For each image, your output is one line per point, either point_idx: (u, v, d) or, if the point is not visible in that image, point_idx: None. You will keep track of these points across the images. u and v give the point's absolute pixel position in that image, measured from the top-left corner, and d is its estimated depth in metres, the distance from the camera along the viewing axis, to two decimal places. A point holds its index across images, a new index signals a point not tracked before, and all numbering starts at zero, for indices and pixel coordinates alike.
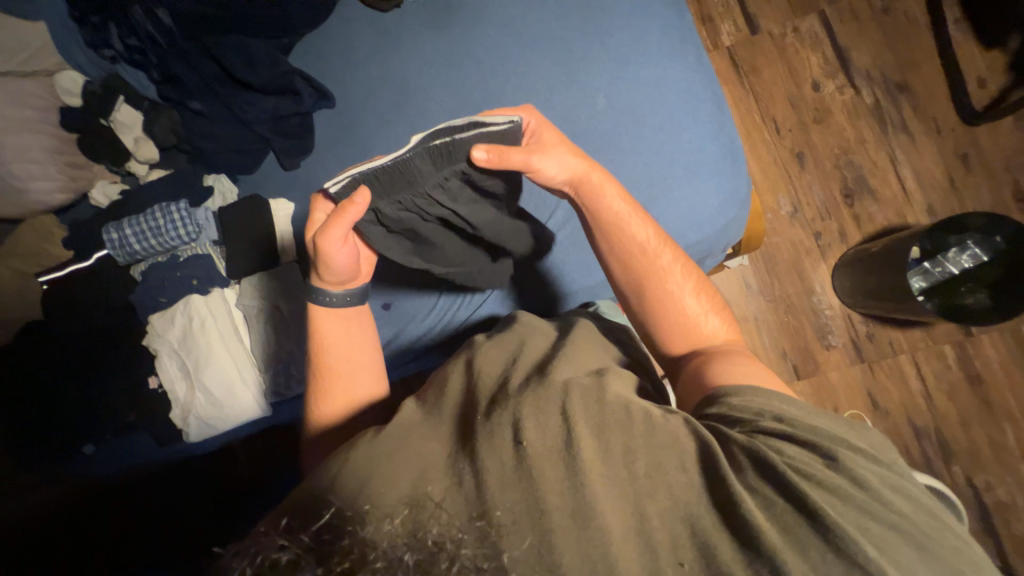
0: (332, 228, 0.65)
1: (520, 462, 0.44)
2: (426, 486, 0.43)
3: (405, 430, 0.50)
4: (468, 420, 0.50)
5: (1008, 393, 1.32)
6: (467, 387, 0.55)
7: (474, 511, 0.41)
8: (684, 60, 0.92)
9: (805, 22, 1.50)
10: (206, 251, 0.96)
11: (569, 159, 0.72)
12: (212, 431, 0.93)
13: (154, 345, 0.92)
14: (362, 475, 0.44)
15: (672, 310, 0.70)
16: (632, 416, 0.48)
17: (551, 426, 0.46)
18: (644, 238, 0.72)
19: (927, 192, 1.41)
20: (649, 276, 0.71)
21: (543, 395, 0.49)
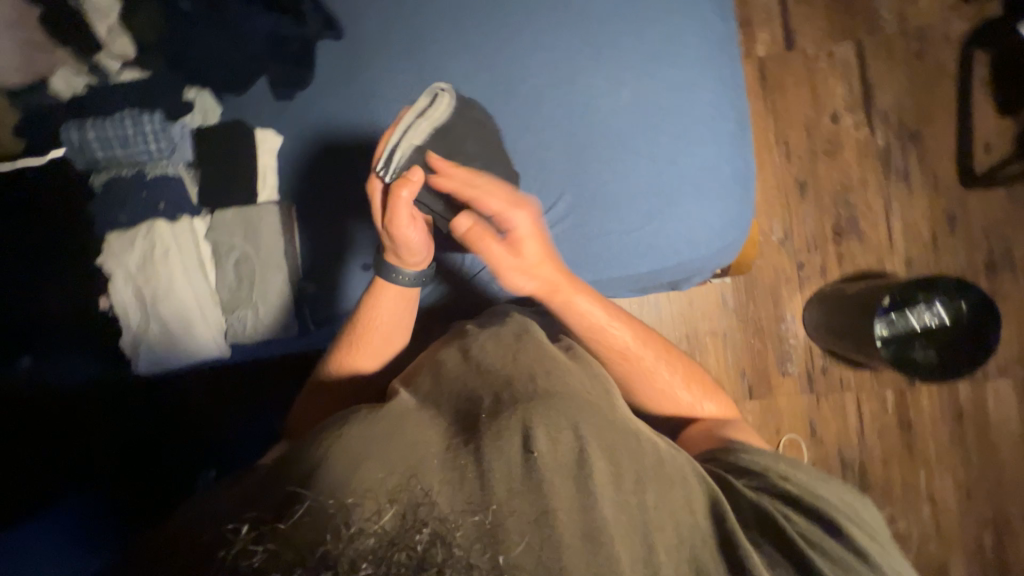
0: (398, 212, 0.65)
1: (529, 471, 0.43)
2: (423, 477, 0.41)
3: (399, 420, 0.49)
4: (471, 416, 0.49)
5: (930, 442, 1.43)
6: (465, 381, 0.54)
7: (466, 502, 0.40)
8: (719, 70, 0.88)
9: (841, 48, 1.46)
10: (178, 173, 0.88)
11: (542, 269, 0.72)
12: (165, 364, 0.88)
13: (109, 266, 0.85)
14: (347, 463, 0.43)
15: (664, 403, 0.72)
16: (643, 447, 0.50)
17: (562, 439, 0.46)
18: (622, 343, 0.71)
19: (911, 244, 1.45)
20: (633, 374, 0.71)
21: (552, 407, 0.48)
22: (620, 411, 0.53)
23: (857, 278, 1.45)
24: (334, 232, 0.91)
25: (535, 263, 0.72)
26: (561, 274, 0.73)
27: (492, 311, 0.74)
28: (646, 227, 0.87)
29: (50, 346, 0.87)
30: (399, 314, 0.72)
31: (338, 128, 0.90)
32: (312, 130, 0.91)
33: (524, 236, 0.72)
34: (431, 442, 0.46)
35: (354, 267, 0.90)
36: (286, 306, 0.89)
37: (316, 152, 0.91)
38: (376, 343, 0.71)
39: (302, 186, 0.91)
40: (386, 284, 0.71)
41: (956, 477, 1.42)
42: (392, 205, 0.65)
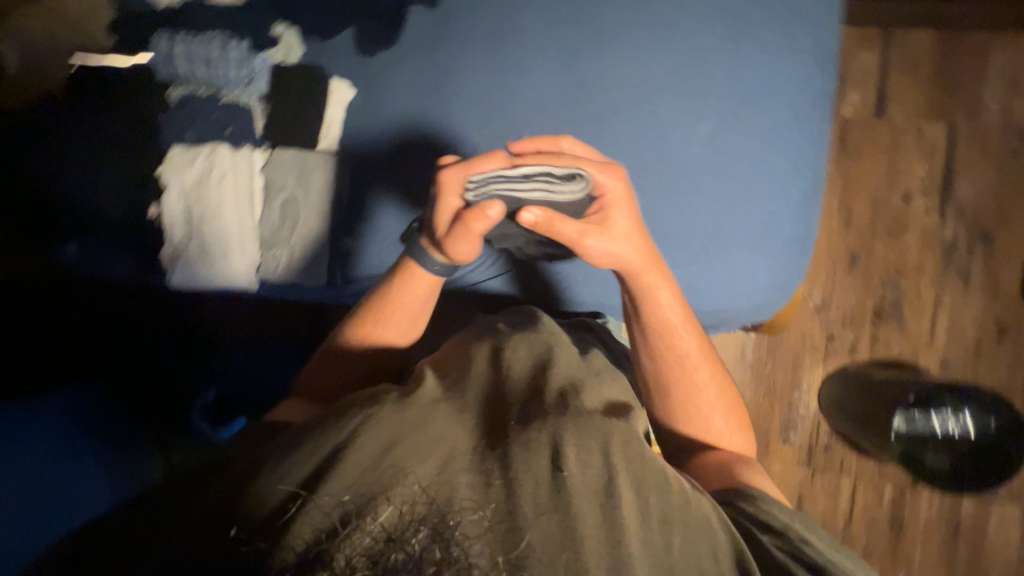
0: (462, 241, 0.64)
1: (557, 490, 0.44)
2: (453, 476, 0.43)
3: (430, 407, 0.49)
4: (500, 418, 0.49)
5: (917, 547, 1.38)
6: (493, 384, 0.54)
7: (491, 502, 0.42)
8: (805, 125, 0.85)
9: (932, 128, 1.39)
10: (249, 105, 0.90)
11: (626, 249, 0.66)
12: (195, 283, 0.90)
13: (166, 178, 0.88)
14: (375, 450, 0.44)
15: (692, 422, 0.72)
16: (672, 486, 0.49)
17: (593, 463, 0.46)
18: (682, 352, 0.70)
19: (952, 345, 1.38)
20: (679, 385, 0.71)
21: (586, 425, 0.48)
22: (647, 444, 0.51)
23: (887, 365, 1.39)
24: (383, 194, 0.90)
25: (624, 238, 0.66)
26: (650, 261, 0.68)
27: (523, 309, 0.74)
28: (691, 265, 0.84)
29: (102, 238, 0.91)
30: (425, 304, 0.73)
31: (411, 95, 0.90)
32: (386, 91, 0.91)
33: (616, 214, 0.65)
34: (459, 428, 0.47)
35: (394, 234, 0.90)
36: (319, 256, 0.90)
37: (383, 113, 0.91)
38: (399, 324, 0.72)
39: (361, 142, 0.91)
40: (418, 272, 0.71)
41: None
42: (460, 232, 0.63)
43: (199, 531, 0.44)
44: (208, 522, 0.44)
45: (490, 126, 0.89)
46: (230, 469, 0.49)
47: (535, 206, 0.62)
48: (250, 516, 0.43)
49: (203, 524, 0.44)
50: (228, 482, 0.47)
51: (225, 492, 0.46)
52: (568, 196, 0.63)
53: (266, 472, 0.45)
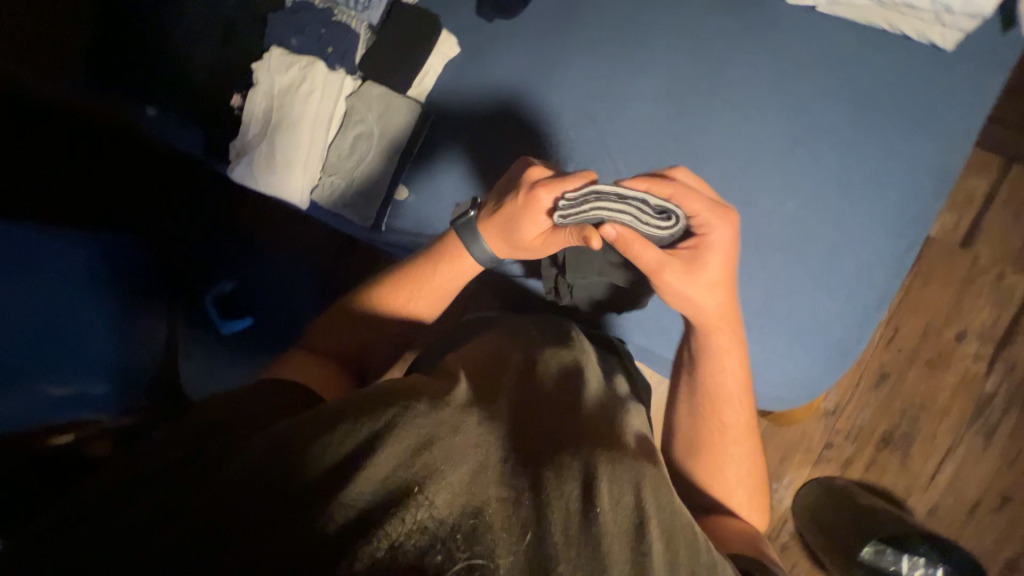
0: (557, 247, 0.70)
1: (588, 528, 0.38)
2: (478, 482, 0.39)
3: (459, 409, 0.46)
4: (530, 435, 0.46)
5: None
6: (524, 392, 0.52)
7: (523, 520, 0.38)
8: (894, 237, 0.80)
9: (1015, 276, 1.32)
10: (358, 30, 0.90)
11: (707, 300, 0.65)
12: (251, 184, 0.91)
13: (258, 75, 0.88)
14: (408, 444, 0.40)
15: (716, 488, 0.69)
16: (708, 561, 0.42)
17: (624, 503, 0.41)
18: (722, 421, 0.70)
19: (948, 496, 1.32)
20: (711, 450, 0.69)
21: (620, 463, 0.44)
22: (673, 495, 0.45)
23: (872, 491, 1.34)
24: (453, 160, 0.89)
25: (710, 287, 0.64)
26: (724, 317, 0.67)
27: (552, 321, 0.73)
28: None
29: (180, 109, 0.93)
30: (455, 280, 0.75)
31: (511, 72, 0.89)
32: (491, 60, 0.90)
33: (711, 261, 0.63)
34: (488, 432, 0.44)
35: (450, 200, 0.89)
36: (372, 198, 0.89)
37: (479, 80, 0.90)
38: (424, 289, 0.75)
39: (449, 102, 0.90)
40: (458, 258, 0.74)
41: None
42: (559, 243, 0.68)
43: (204, 497, 0.38)
44: (218, 486, 0.38)
45: (578, 128, 0.87)
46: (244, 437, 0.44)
47: (618, 223, 0.61)
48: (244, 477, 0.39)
49: (204, 491, 0.38)
50: (240, 449, 0.42)
51: (238, 461, 0.40)
52: (659, 227, 0.61)
53: (290, 446, 0.40)
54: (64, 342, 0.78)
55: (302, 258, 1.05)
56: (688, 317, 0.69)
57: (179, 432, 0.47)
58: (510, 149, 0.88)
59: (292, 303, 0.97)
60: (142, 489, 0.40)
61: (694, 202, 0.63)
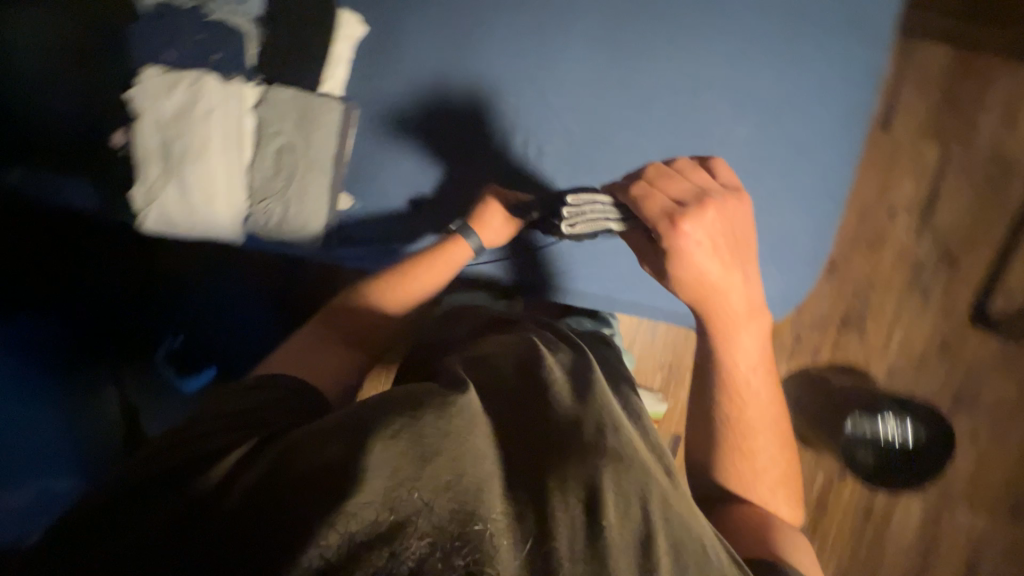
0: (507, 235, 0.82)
1: (592, 539, 0.40)
2: (482, 495, 0.40)
3: (470, 424, 0.45)
4: (540, 442, 0.46)
5: (835, 530, 1.49)
6: (535, 396, 0.51)
7: (529, 541, 0.39)
8: (839, 143, 0.83)
9: (929, 148, 1.43)
10: (241, 26, 0.77)
11: (721, 293, 0.63)
12: (171, 231, 0.79)
13: (139, 105, 0.75)
14: (411, 461, 0.41)
15: (739, 480, 0.66)
16: (709, 558, 0.44)
17: (630, 513, 0.43)
18: (739, 413, 0.67)
19: (900, 356, 1.49)
20: (733, 442, 0.67)
21: (627, 470, 0.45)
22: (679, 506, 0.47)
23: (840, 369, 1.48)
24: (398, 159, 0.83)
25: (713, 280, 0.63)
26: (737, 306, 0.65)
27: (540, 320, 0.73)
28: None
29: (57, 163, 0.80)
30: (450, 263, 0.77)
31: (432, 45, 0.81)
32: (408, 36, 0.81)
33: (704, 256, 0.62)
34: (491, 450, 0.45)
35: (399, 197, 0.84)
36: (316, 216, 0.81)
37: (400, 61, 0.82)
38: (421, 281, 0.74)
39: (371, 92, 0.82)
40: (458, 241, 0.78)
41: (841, 563, 1.49)
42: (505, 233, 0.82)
43: (221, 513, 0.41)
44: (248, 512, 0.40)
45: (518, 93, 0.82)
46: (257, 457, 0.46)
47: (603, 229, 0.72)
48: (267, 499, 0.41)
49: (227, 506, 0.41)
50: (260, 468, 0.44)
51: (252, 485, 0.42)
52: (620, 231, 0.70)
53: (296, 464, 0.42)
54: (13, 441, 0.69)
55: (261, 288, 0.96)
56: (698, 312, 0.65)
57: (202, 432, 0.51)
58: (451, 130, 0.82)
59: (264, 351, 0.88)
60: (178, 491, 0.44)
61: (654, 203, 0.63)
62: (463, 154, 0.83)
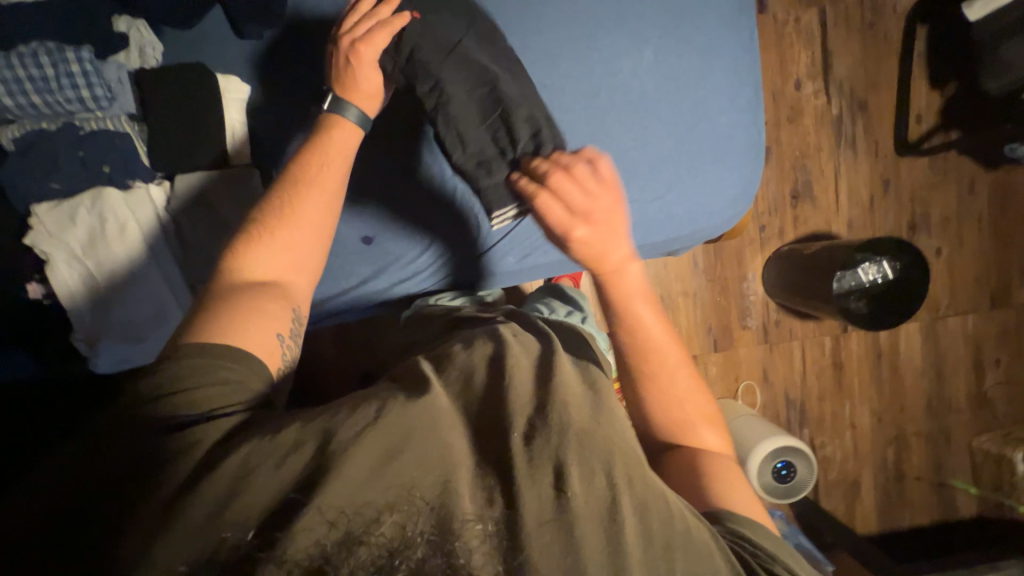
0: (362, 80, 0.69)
1: (561, 513, 0.41)
2: (452, 487, 0.41)
3: (437, 421, 0.45)
4: (500, 432, 0.45)
5: (858, 379, 1.59)
6: (490, 386, 0.49)
7: (495, 524, 0.40)
8: (737, 32, 0.84)
9: (807, 14, 1.51)
10: (122, 130, 0.71)
11: (609, 263, 0.60)
12: (132, 362, 0.74)
13: (40, 246, 0.67)
14: (374, 460, 0.42)
15: (660, 417, 0.62)
16: (672, 509, 0.45)
17: (596, 484, 0.43)
18: (639, 356, 0.61)
19: (852, 207, 1.58)
20: (642, 383, 0.62)
21: (591, 441, 0.45)
22: (650, 474, 0.47)
23: (806, 238, 1.57)
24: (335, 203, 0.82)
25: (600, 263, 0.61)
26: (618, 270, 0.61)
27: (511, 312, 0.74)
28: (667, 195, 0.84)
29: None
30: (344, 145, 0.66)
31: (324, 82, 0.79)
32: (298, 78, 0.78)
33: (597, 246, 0.60)
34: (458, 443, 0.44)
35: (353, 237, 0.83)
36: None
37: (299, 107, 0.79)
38: (313, 176, 0.63)
39: (280, 145, 0.80)
40: (340, 123, 0.68)
41: (873, 405, 1.59)
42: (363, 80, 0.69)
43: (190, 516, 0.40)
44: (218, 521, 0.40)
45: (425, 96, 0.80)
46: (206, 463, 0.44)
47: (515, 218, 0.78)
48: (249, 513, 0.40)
49: (183, 509, 0.41)
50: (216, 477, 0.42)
51: (205, 496, 0.41)
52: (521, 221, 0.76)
53: (253, 478, 0.42)
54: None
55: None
56: (592, 280, 0.62)
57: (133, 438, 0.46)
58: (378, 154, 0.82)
59: None
60: (122, 507, 0.42)
61: (550, 213, 0.59)
62: (397, 170, 0.83)
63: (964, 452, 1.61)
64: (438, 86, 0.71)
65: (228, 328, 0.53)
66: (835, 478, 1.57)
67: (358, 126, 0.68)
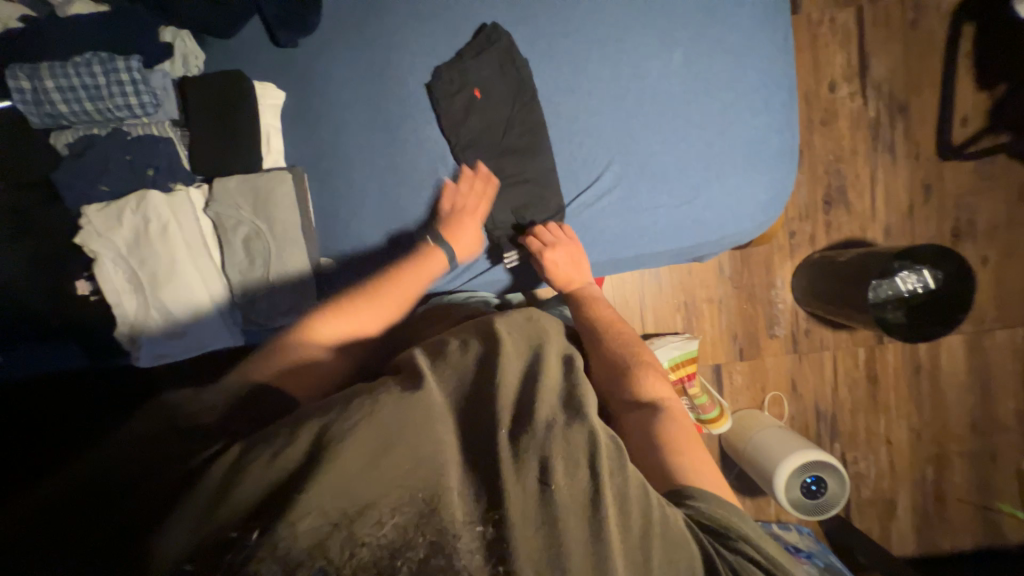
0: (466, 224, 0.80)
1: (546, 505, 0.43)
2: (443, 480, 0.42)
3: (427, 414, 0.45)
4: (491, 426, 0.46)
5: (894, 393, 1.52)
6: (479, 380, 0.51)
7: (479, 512, 0.42)
8: (771, 33, 0.82)
9: (843, 14, 1.46)
10: (165, 134, 0.74)
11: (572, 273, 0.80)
12: (170, 357, 0.77)
13: (90, 245, 0.71)
14: (368, 453, 0.42)
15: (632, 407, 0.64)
16: (649, 498, 0.47)
17: (578, 478, 0.45)
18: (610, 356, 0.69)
19: (890, 213, 1.52)
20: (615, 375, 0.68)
21: (573, 437, 0.47)
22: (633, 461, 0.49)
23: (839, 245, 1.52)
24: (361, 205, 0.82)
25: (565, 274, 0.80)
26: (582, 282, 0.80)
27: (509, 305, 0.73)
28: (695, 200, 0.82)
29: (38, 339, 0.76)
30: (425, 275, 0.76)
31: (355, 87, 0.80)
32: (331, 84, 0.80)
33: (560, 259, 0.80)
34: (449, 435, 0.45)
35: (379, 239, 0.83)
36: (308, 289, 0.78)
37: (332, 112, 0.81)
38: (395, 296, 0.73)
39: (312, 149, 0.81)
40: (436, 253, 0.77)
41: (911, 421, 1.52)
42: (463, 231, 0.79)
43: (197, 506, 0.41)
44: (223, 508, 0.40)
45: (453, 104, 0.80)
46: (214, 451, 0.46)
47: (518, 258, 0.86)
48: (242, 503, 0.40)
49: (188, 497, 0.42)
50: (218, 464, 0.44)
51: (206, 485, 0.42)
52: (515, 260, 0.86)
53: (247, 471, 0.42)
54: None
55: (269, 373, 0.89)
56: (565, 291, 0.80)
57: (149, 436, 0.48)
58: (404, 156, 0.82)
59: None
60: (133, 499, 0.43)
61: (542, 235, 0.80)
62: (423, 172, 0.83)
63: (1012, 474, 1.51)
64: (460, 121, 0.81)
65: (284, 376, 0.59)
66: (868, 496, 1.50)
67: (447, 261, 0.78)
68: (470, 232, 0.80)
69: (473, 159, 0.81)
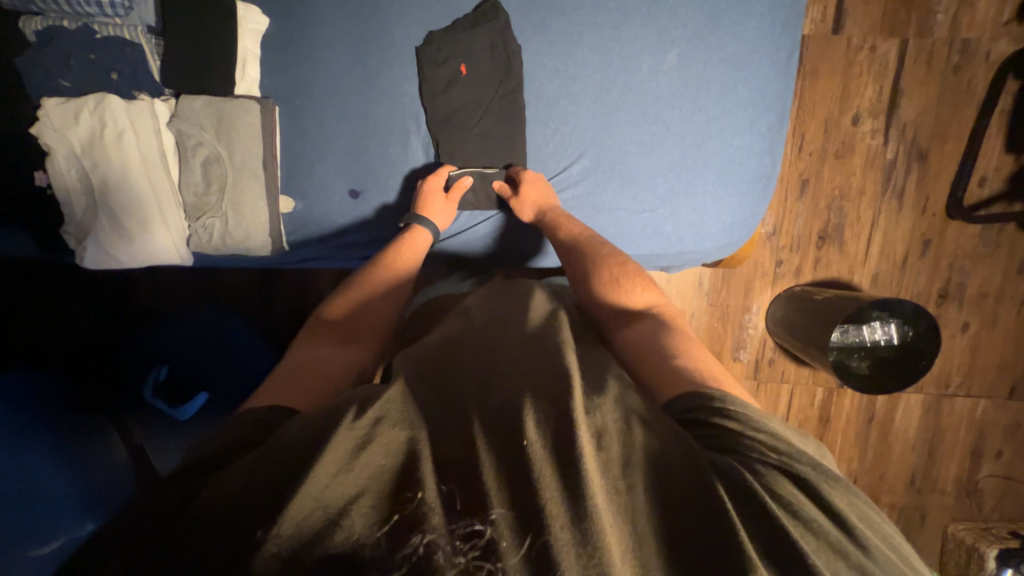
0: (437, 202, 0.81)
1: (518, 464, 0.42)
2: (420, 462, 0.43)
3: (397, 417, 0.47)
4: (455, 411, 0.49)
5: (841, 437, 1.53)
6: (441, 366, 0.56)
7: (462, 505, 0.41)
8: (775, 50, 0.79)
9: (885, 44, 1.38)
10: (136, 40, 0.73)
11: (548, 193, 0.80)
12: (113, 263, 0.78)
13: (45, 139, 0.71)
14: (347, 453, 0.43)
15: (634, 333, 0.65)
16: (632, 431, 0.46)
17: (550, 426, 0.45)
18: (617, 303, 0.70)
19: (882, 261, 1.49)
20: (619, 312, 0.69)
21: (538, 388, 0.49)
22: (602, 398, 0.48)
23: (823, 284, 1.49)
24: (329, 152, 0.81)
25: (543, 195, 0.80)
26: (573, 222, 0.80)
27: (494, 288, 0.74)
28: (659, 210, 0.82)
29: None
30: (410, 258, 0.78)
31: (339, 25, 0.77)
32: (314, 18, 0.77)
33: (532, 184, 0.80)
34: (422, 428, 0.47)
35: (341, 190, 0.83)
36: (258, 225, 0.79)
37: (311, 47, 0.78)
38: (405, 284, 0.77)
39: (284, 82, 0.79)
40: (421, 229, 0.80)
41: (850, 467, 1.54)
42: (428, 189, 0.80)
43: (199, 517, 0.41)
44: (224, 509, 0.41)
45: (436, 74, 0.78)
46: (218, 463, 0.48)
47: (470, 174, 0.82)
48: (238, 501, 0.42)
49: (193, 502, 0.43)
50: (217, 477, 0.45)
51: (206, 498, 0.43)
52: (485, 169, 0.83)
53: (241, 476, 0.43)
54: (11, 494, 0.70)
55: (251, 321, 1.04)
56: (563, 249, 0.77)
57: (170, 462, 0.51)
58: (379, 113, 0.80)
59: (241, 353, 0.95)
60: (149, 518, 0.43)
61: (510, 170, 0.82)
62: (398, 130, 0.81)
63: (937, 534, 1.54)
64: (444, 86, 0.79)
65: (308, 363, 0.62)
66: None
67: (430, 234, 0.80)
68: (449, 207, 0.82)
69: (446, 128, 0.80)
